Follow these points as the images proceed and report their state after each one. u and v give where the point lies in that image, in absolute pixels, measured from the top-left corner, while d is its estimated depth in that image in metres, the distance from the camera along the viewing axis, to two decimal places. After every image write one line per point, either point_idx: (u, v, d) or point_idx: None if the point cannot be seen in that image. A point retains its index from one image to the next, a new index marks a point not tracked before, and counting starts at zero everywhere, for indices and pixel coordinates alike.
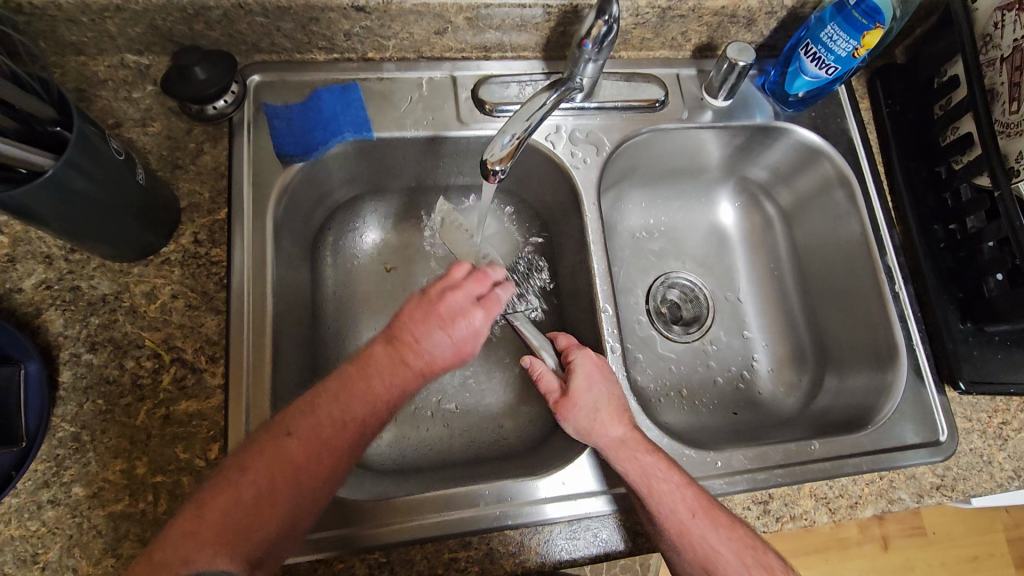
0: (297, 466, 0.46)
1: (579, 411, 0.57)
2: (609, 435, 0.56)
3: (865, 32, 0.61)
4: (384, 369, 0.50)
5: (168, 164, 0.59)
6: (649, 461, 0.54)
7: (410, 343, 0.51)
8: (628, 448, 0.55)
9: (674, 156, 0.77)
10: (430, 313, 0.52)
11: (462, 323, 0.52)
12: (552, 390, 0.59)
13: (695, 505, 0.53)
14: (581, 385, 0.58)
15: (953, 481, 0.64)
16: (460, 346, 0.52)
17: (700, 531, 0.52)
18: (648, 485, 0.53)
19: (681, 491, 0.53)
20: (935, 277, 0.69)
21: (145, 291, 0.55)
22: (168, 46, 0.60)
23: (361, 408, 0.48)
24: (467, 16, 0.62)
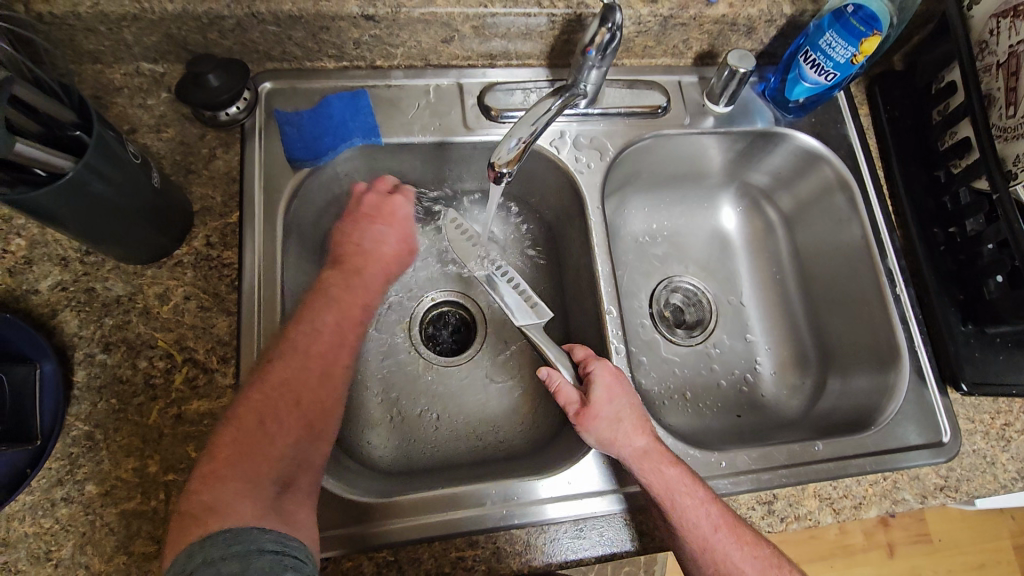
0: (291, 386, 0.50)
1: (602, 423, 0.57)
2: (634, 447, 0.56)
3: (864, 39, 0.62)
4: (339, 284, 0.58)
5: (181, 169, 0.60)
6: (672, 474, 0.54)
7: (357, 249, 0.61)
8: (653, 460, 0.55)
9: (676, 162, 0.79)
10: (390, 220, 0.63)
11: (393, 221, 0.63)
12: (572, 402, 0.59)
13: (720, 521, 0.54)
14: (603, 398, 0.58)
15: (957, 482, 0.64)
16: (401, 237, 0.63)
17: (723, 547, 0.53)
18: (673, 499, 0.53)
19: (705, 506, 0.54)
20: (936, 280, 0.69)
21: (158, 293, 0.56)
22: (182, 54, 0.61)
23: (331, 317, 0.55)
24: (474, 25, 0.63)
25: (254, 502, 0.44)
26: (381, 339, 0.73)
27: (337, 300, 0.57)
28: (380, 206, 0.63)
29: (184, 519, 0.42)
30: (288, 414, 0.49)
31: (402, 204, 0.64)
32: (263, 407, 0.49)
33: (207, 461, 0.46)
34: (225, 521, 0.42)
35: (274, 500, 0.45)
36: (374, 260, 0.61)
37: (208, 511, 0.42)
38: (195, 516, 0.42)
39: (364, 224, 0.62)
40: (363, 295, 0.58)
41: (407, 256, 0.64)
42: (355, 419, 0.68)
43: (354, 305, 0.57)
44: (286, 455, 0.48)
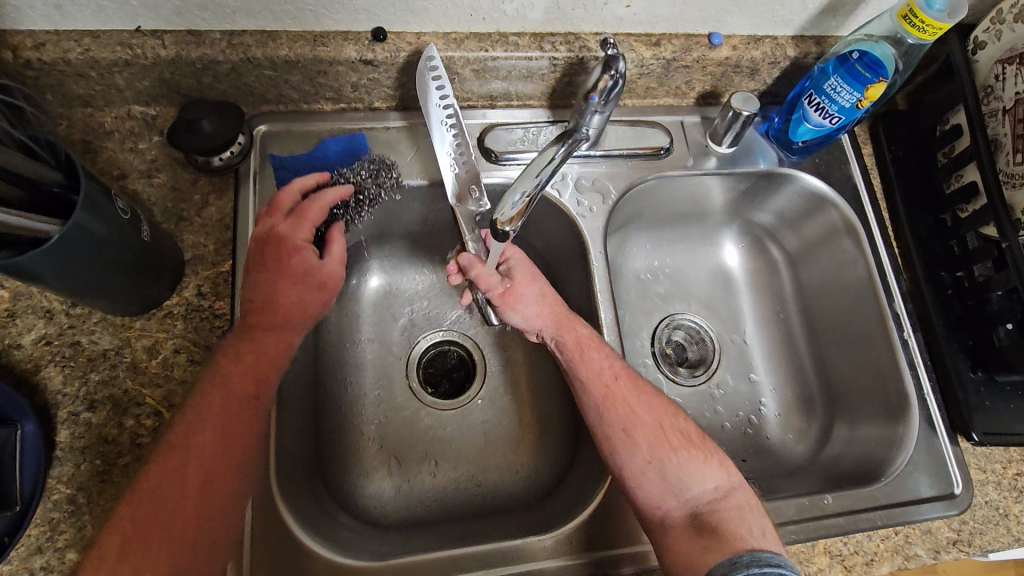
0: (169, 496, 0.46)
1: (522, 294, 0.61)
2: (552, 312, 0.61)
3: (869, 85, 0.61)
4: (236, 356, 0.52)
5: (172, 216, 0.58)
6: (585, 332, 0.60)
7: (260, 305, 0.53)
8: (567, 321, 0.60)
9: (678, 201, 0.78)
10: (287, 271, 0.54)
11: (297, 260, 0.55)
12: (495, 281, 0.60)
13: (621, 372, 0.58)
14: (525, 274, 0.62)
15: (970, 536, 0.62)
16: (310, 279, 0.56)
17: (625, 395, 0.57)
18: (583, 353, 0.58)
19: (610, 361, 0.58)
20: (944, 325, 0.68)
21: (147, 346, 0.54)
22: (174, 98, 0.60)
23: (218, 398, 0.50)
24: (474, 68, 0.62)
25: None
26: (376, 384, 0.71)
27: (226, 382, 0.51)
28: (275, 248, 0.55)
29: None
30: (162, 530, 0.45)
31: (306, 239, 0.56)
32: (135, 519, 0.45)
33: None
34: None
35: None
36: (275, 320, 0.54)
37: None
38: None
39: (263, 274, 0.54)
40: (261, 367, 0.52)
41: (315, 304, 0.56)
42: (351, 468, 0.66)
43: (244, 380, 0.51)
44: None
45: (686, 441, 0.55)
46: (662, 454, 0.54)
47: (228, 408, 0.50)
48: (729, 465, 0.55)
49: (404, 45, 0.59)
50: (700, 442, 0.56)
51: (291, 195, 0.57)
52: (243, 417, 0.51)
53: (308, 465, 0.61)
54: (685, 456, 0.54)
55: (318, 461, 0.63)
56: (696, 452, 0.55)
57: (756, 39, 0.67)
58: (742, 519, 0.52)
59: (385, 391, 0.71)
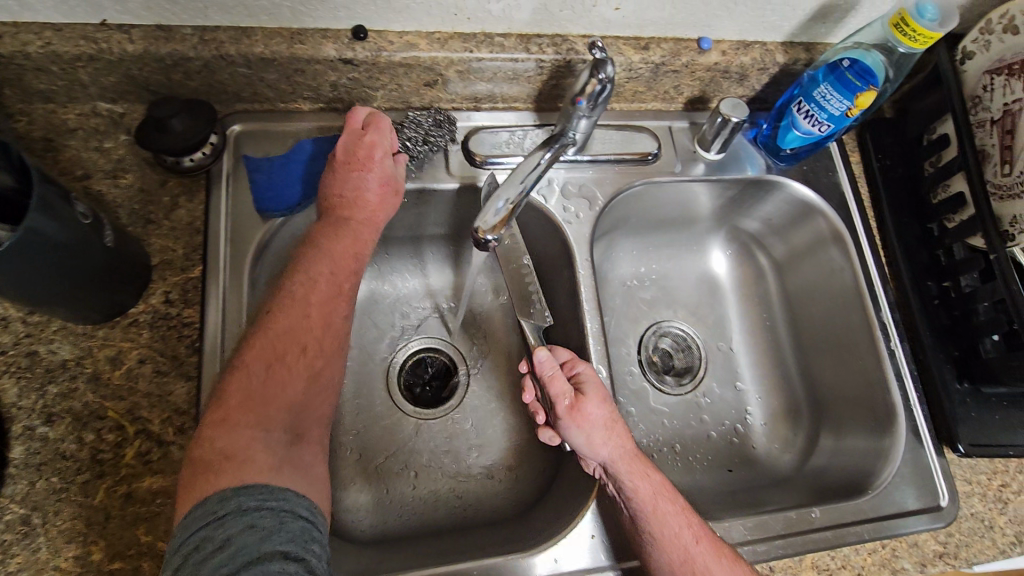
0: (297, 334, 0.48)
1: (591, 423, 0.53)
2: (624, 447, 0.53)
3: (860, 93, 0.61)
4: (330, 234, 0.53)
5: (139, 219, 0.56)
6: (659, 480, 0.52)
7: (347, 198, 0.54)
8: (638, 462, 0.53)
9: (666, 207, 0.77)
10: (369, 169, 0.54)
11: (379, 158, 0.55)
12: (565, 393, 0.54)
13: (700, 532, 0.51)
14: (596, 395, 0.54)
15: (956, 549, 0.62)
16: (385, 180, 0.55)
17: (704, 560, 0.49)
18: (657, 505, 0.51)
19: (687, 517, 0.51)
20: (931, 334, 0.68)
21: (110, 356, 0.51)
22: (143, 95, 0.57)
23: (327, 265, 0.51)
24: (458, 69, 0.60)
25: (270, 450, 0.43)
26: (355, 393, 0.69)
27: (332, 251, 0.52)
28: (358, 150, 0.54)
29: (198, 469, 0.41)
30: (294, 361, 0.47)
31: (379, 142, 0.55)
32: (267, 352, 0.46)
33: (214, 409, 0.44)
34: (240, 469, 0.41)
35: (288, 449, 0.45)
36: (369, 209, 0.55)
37: (228, 458, 0.42)
38: (211, 465, 0.41)
39: (346, 173, 0.54)
40: (356, 244, 0.53)
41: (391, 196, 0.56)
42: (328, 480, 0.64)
43: (345, 256, 0.52)
44: (291, 408, 0.46)
45: None
46: None
47: (336, 274, 0.51)
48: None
49: (385, 44, 0.57)
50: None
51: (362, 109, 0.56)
52: (349, 288, 0.52)
53: None
54: None
55: None
56: None
57: (745, 44, 0.66)
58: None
59: (365, 402, 0.69)
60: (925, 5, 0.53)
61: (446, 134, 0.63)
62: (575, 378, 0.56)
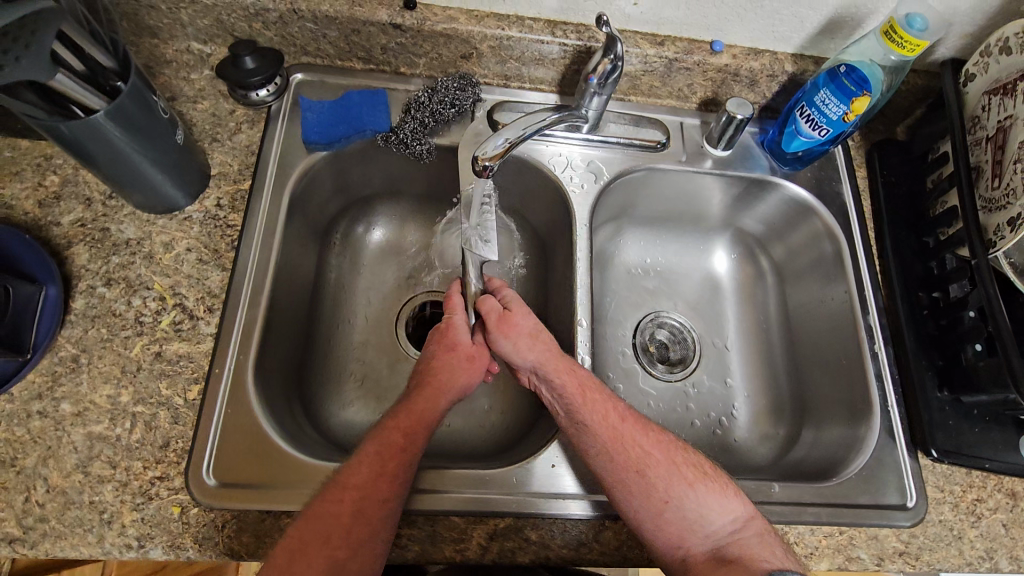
0: (336, 520, 0.48)
1: (520, 333, 0.60)
2: (548, 350, 0.60)
3: (854, 98, 0.65)
4: (380, 450, 0.53)
5: (207, 137, 0.66)
6: (585, 374, 0.59)
7: (427, 374, 0.59)
8: (563, 362, 0.59)
9: (675, 200, 0.83)
10: (454, 349, 0.61)
11: (460, 333, 0.62)
12: (494, 309, 0.61)
13: (626, 414, 0.58)
14: (523, 312, 0.62)
15: (918, 550, 0.61)
16: (472, 354, 0.61)
17: (632, 435, 0.57)
18: (585, 396, 0.57)
19: (612, 403, 0.58)
20: (915, 341, 0.69)
21: (164, 241, 0.61)
22: (228, 39, 0.69)
23: (365, 466, 0.51)
24: (491, 45, 0.70)
25: None
26: (365, 327, 0.76)
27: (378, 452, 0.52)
28: (440, 333, 0.62)
29: None
30: (329, 541, 0.48)
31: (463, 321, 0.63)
32: (306, 524, 0.48)
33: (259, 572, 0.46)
34: None
35: None
36: (436, 393, 0.57)
37: None
38: None
39: (433, 349, 0.62)
40: (415, 413, 0.56)
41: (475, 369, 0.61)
42: (328, 393, 0.71)
43: (381, 443, 0.53)
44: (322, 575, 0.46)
45: (699, 474, 0.56)
46: (679, 492, 0.55)
47: (375, 475, 0.51)
48: (744, 496, 0.56)
49: (430, 15, 0.67)
50: (713, 473, 0.56)
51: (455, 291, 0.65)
52: (379, 490, 0.50)
53: (289, 380, 0.66)
54: (701, 490, 0.55)
55: (299, 380, 0.68)
56: (713, 485, 0.55)
57: (756, 51, 0.73)
58: (763, 548, 0.52)
59: (371, 334, 0.76)
60: (915, 17, 0.58)
61: (469, 98, 0.71)
62: (503, 299, 0.63)
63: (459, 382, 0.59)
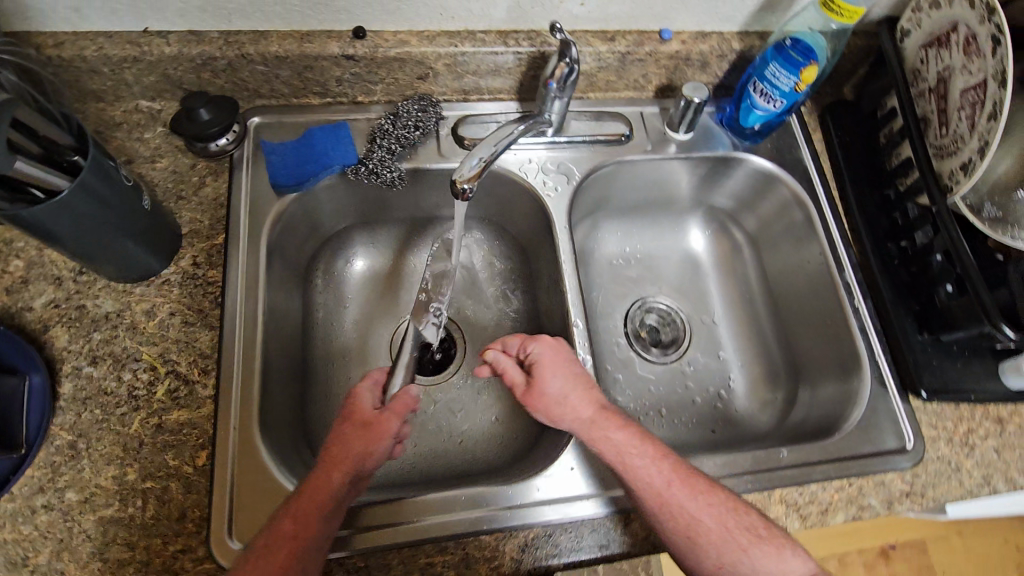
0: None
1: (550, 396, 0.60)
2: (580, 416, 0.59)
3: (803, 69, 0.68)
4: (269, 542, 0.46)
5: (172, 196, 0.65)
6: (620, 438, 0.57)
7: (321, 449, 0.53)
8: (598, 426, 0.58)
9: (645, 188, 0.84)
10: (350, 417, 0.55)
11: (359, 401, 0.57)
12: (517, 382, 0.62)
13: (672, 476, 0.54)
14: (547, 372, 0.60)
15: (923, 488, 0.64)
16: (371, 421, 0.55)
17: (678, 501, 0.53)
18: (623, 463, 0.55)
19: (655, 464, 0.55)
20: (891, 290, 0.72)
21: (146, 309, 0.60)
22: (178, 92, 0.68)
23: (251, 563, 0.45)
24: (446, 63, 0.70)
25: None
26: (361, 361, 0.75)
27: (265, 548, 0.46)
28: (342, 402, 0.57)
29: None
30: None
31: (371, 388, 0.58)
32: None
33: None
34: None
35: None
36: (336, 464, 0.51)
37: None
38: None
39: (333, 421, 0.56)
40: (310, 496, 0.49)
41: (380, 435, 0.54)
42: None
43: (273, 536, 0.47)
44: None
45: (755, 537, 0.53)
46: (734, 559, 0.52)
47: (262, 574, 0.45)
48: (801, 551, 0.53)
49: (381, 42, 0.67)
50: (767, 533, 0.53)
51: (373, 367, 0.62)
52: None
53: (294, 428, 0.65)
54: (757, 555, 0.52)
55: (303, 425, 0.68)
56: (769, 548, 0.52)
57: (703, 34, 0.75)
58: None
59: (369, 366, 0.75)
60: None
61: (433, 118, 0.72)
62: (527, 363, 0.63)
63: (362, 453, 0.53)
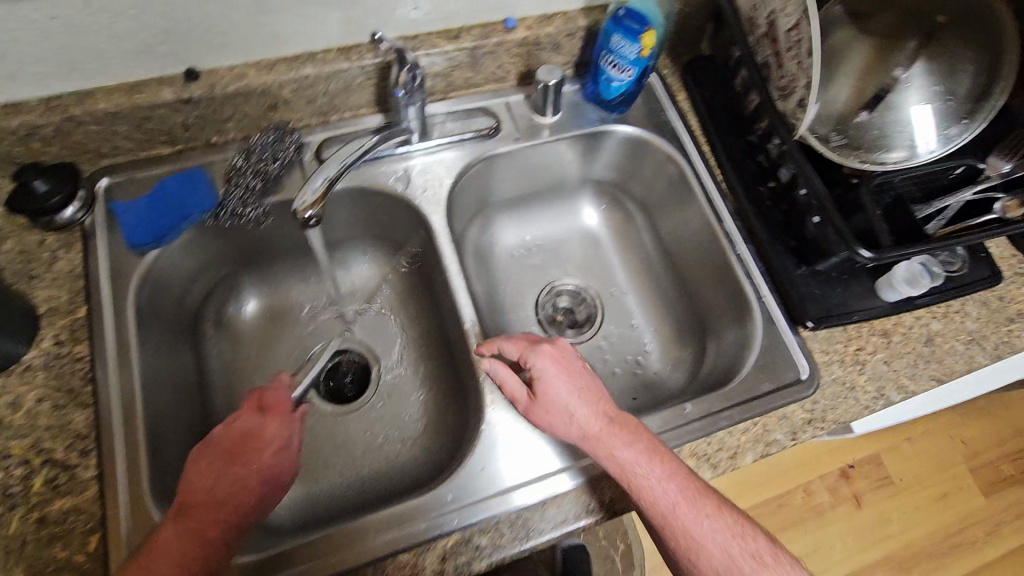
0: None
1: (554, 411, 0.60)
2: (585, 431, 0.58)
3: (642, 35, 0.69)
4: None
5: (23, 277, 0.62)
6: (626, 456, 0.56)
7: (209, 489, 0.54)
8: (603, 442, 0.58)
9: (529, 175, 0.85)
10: (257, 463, 0.57)
11: (268, 443, 0.59)
12: (519, 396, 0.61)
13: (679, 497, 0.55)
14: (550, 389, 0.60)
15: (823, 412, 0.67)
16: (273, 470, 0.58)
17: (683, 524, 0.54)
18: (628, 482, 0.56)
19: (663, 484, 0.55)
20: (768, 230, 0.74)
21: (9, 401, 0.56)
22: (10, 168, 0.64)
23: None
24: (292, 89, 0.69)
25: None
26: None
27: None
28: (245, 439, 0.58)
29: None
30: None
31: (277, 428, 0.60)
32: None
33: None
34: None
35: None
36: (211, 512, 0.53)
37: None
38: None
39: (225, 462, 0.56)
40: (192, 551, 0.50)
41: (256, 481, 0.57)
42: None
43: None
44: None
45: (759, 561, 0.54)
46: None
47: None
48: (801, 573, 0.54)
49: (217, 80, 0.65)
50: (773, 559, 0.54)
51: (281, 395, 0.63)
52: None
53: None
54: None
55: None
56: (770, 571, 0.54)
57: (548, 17, 0.75)
58: None
59: None
60: None
61: (291, 148, 0.70)
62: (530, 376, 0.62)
63: (240, 498, 0.55)
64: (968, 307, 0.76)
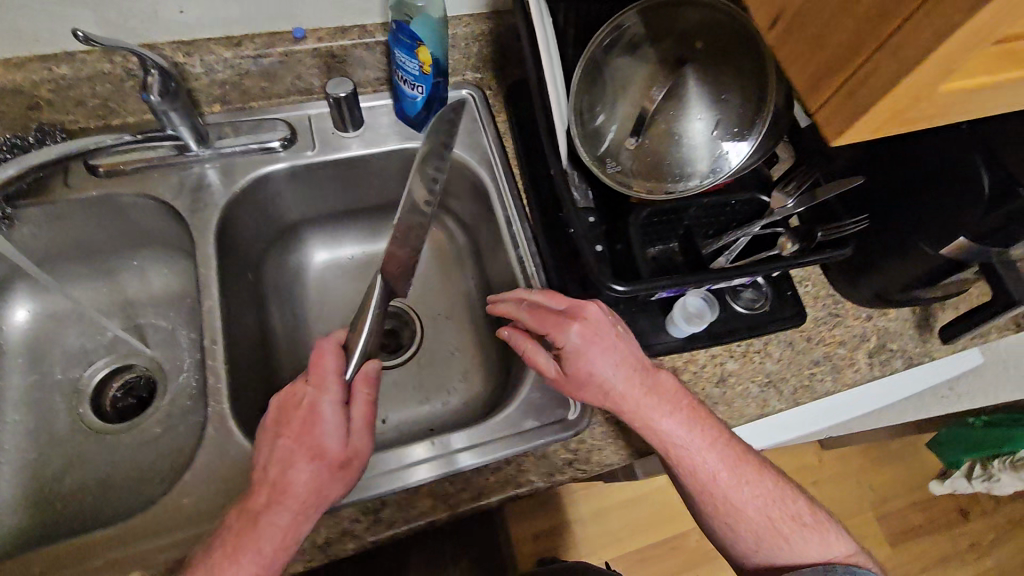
0: None
1: (587, 385, 0.59)
2: (616, 402, 0.59)
3: (417, 51, 0.67)
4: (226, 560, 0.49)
5: None
6: (669, 426, 0.58)
7: (275, 477, 0.52)
8: (642, 412, 0.58)
9: (341, 192, 0.81)
10: (304, 437, 0.54)
11: (326, 414, 0.55)
12: (549, 368, 0.61)
13: (717, 468, 0.58)
14: (586, 366, 0.58)
15: (587, 454, 0.64)
16: (345, 444, 0.54)
17: (723, 492, 0.59)
18: (664, 450, 0.59)
19: (704, 454, 0.58)
20: (557, 258, 0.72)
21: None
22: None
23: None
24: (51, 88, 0.66)
25: None
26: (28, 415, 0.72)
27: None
28: (291, 414, 0.55)
29: None
30: None
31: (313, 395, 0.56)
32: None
33: None
34: None
35: None
36: (277, 493, 0.51)
37: None
38: None
39: (274, 439, 0.55)
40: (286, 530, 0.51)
41: (306, 461, 0.52)
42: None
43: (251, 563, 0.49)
44: None
45: (798, 524, 0.59)
46: (786, 538, 0.58)
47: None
48: (842, 533, 0.60)
49: None
50: (810, 520, 0.59)
51: (328, 355, 0.58)
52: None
53: None
54: (804, 538, 0.58)
55: None
56: (811, 529, 0.59)
57: (343, 29, 0.73)
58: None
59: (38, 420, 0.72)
60: None
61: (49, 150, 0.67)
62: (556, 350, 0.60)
63: (293, 483, 0.52)
64: (771, 347, 0.72)
